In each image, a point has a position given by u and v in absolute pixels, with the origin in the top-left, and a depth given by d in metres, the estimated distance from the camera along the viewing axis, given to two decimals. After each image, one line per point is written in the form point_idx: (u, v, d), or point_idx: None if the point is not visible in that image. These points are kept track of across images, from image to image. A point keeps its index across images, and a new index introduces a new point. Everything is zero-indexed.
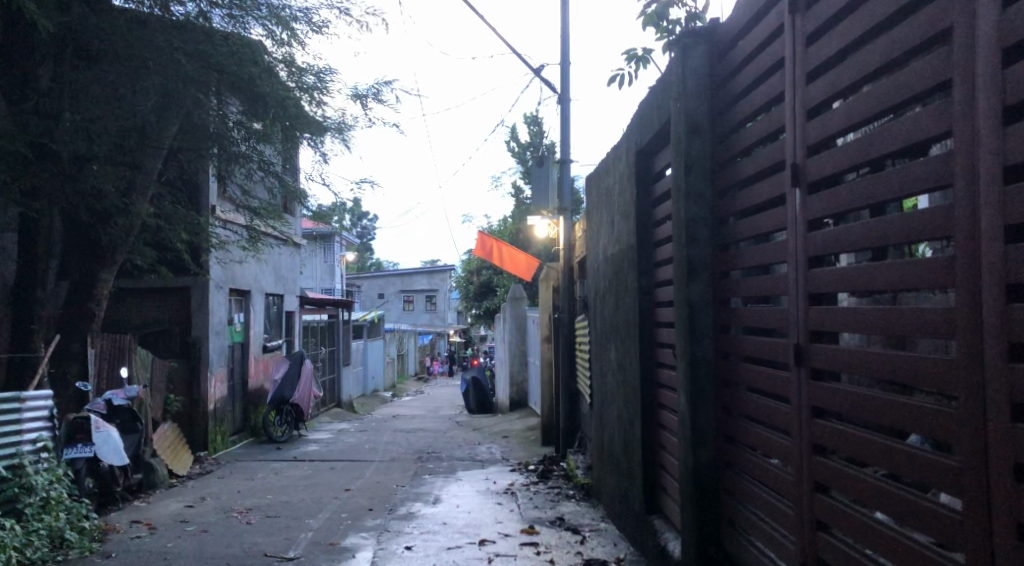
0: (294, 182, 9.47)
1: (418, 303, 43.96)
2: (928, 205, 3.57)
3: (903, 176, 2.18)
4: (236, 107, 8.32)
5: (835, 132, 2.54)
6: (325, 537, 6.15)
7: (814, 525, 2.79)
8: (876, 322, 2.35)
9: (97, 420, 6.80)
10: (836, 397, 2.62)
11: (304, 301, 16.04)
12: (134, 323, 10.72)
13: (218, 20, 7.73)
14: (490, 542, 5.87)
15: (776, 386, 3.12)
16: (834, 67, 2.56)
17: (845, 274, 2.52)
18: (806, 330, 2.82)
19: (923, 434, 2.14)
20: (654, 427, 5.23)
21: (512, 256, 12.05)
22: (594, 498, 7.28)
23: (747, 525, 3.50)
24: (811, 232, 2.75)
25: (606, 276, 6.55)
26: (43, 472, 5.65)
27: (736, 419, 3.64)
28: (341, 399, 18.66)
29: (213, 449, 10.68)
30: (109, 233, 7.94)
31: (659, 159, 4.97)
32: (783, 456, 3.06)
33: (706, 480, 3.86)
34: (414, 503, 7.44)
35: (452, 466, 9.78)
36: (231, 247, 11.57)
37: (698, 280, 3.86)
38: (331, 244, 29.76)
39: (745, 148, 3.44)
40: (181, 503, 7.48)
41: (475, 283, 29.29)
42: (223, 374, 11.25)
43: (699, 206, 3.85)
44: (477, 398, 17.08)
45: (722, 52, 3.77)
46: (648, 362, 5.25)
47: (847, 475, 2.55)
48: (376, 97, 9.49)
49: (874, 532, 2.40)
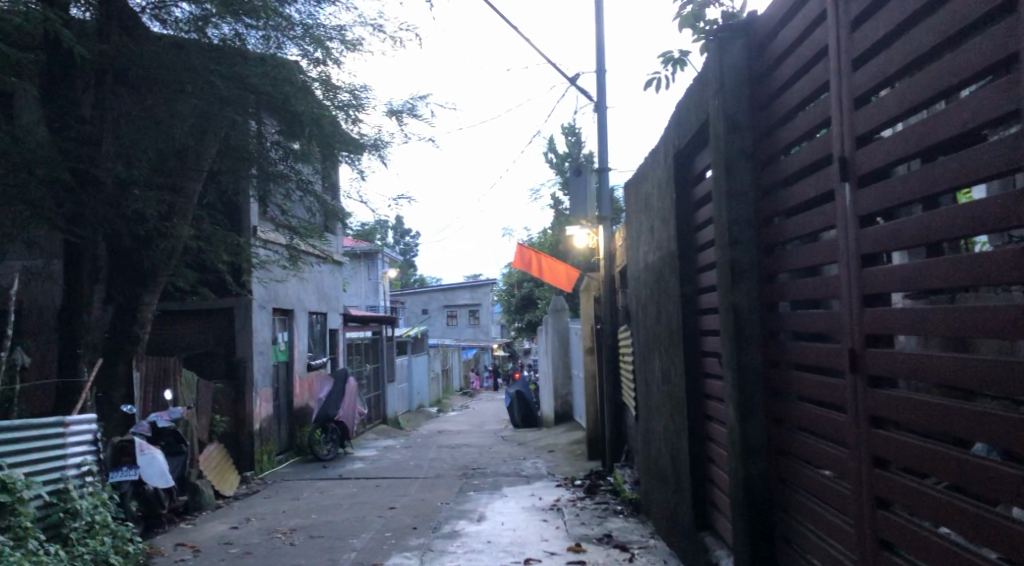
0: (332, 201, 9.50)
1: (461, 318, 44.05)
2: (983, 194, 3.31)
3: (962, 163, 2.00)
4: (274, 127, 8.39)
5: (887, 119, 2.36)
6: (367, 558, 6.07)
7: (877, 543, 2.58)
8: (937, 322, 2.15)
9: (142, 443, 6.87)
10: (894, 404, 2.42)
11: (347, 318, 16.11)
12: (180, 344, 10.83)
13: (255, 42, 7.88)
14: (536, 561, 5.72)
15: (831, 394, 2.92)
16: (883, 50, 2.39)
17: (901, 272, 2.33)
18: (860, 334, 2.62)
19: (991, 444, 1.95)
20: (701, 439, 5.04)
21: (552, 268, 11.90)
22: (642, 514, 7.08)
23: (803, 543, 3.30)
24: (862, 229, 2.56)
25: (647, 285, 6.39)
26: (88, 496, 5.66)
27: (788, 430, 3.44)
28: (386, 415, 18.67)
29: (260, 469, 10.73)
30: (151, 256, 8.05)
31: (699, 160, 4.80)
32: (840, 469, 2.87)
33: (758, 494, 3.67)
34: (459, 521, 7.33)
35: (497, 483, 9.63)
36: (272, 266, 11.65)
37: (743, 285, 3.68)
38: (374, 261, 29.99)
39: (789, 144, 3.26)
40: (226, 525, 7.50)
41: (516, 297, 29.23)
42: (268, 393, 11.31)
43: (742, 207, 3.68)
44: (522, 413, 16.90)
45: (761, 46, 3.60)
46: (694, 372, 5.05)
47: (909, 489, 2.36)
48: (411, 112, 9.49)
49: (941, 551, 2.20)
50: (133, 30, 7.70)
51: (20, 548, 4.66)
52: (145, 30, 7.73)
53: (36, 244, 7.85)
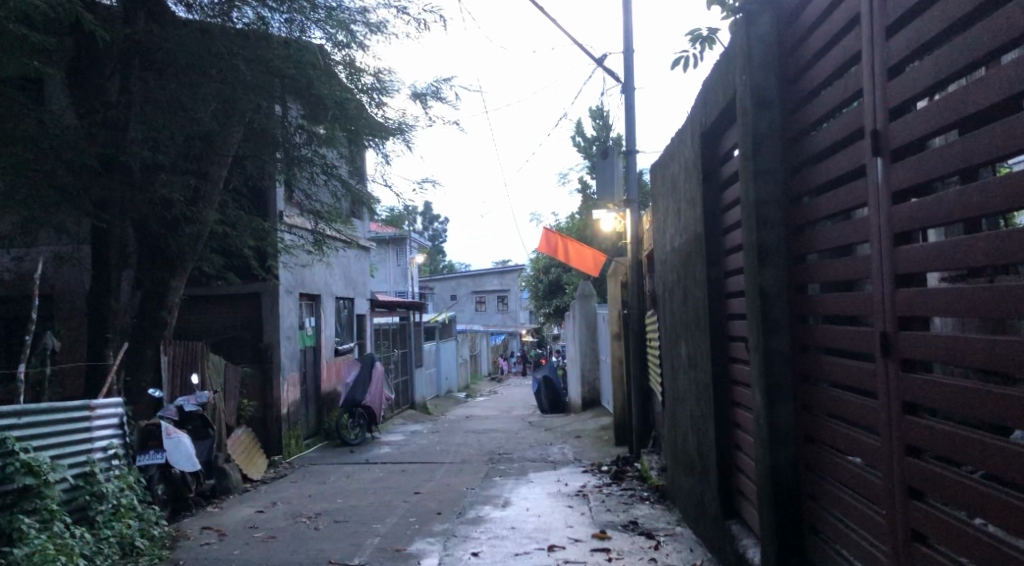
0: (357, 186, 9.45)
1: (490, 304, 44.05)
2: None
3: (1003, 136, 1.87)
4: (297, 109, 8.42)
5: (923, 88, 2.22)
6: (391, 543, 6.04)
7: (909, 534, 2.46)
8: (975, 304, 2.03)
9: (168, 427, 6.95)
10: (928, 389, 2.29)
11: (374, 304, 16.16)
12: (208, 329, 10.91)
13: (279, 25, 7.79)
14: (559, 547, 5.65)
15: (862, 380, 2.80)
16: (917, 16, 2.26)
17: (936, 250, 2.20)
18: (892, 317, 2.49)
19: None
20: (728, 425, 4.92)
21: (579, 253, 11.74)
22: (669, 501, 6.97)
23: (832, 533, 3.18)
24: (896, 206, 2.42)
25: (673, 268, 6.27)
26: (115, 479, 5.77)
27: (817, 416, 3.31)
28: (415, 400, 18.70)
29: (288, 453, 10.79)
30: (177, 241, 8.09)
31: (727, 139, 4.65)
32: (872, 457, 2.74)
33: (785, 482, 3.57)
34: (483, 506, 7.29)
35: (523, 468, 9.58)
36: (298, 251, 11.68)
37: (770, 266, 3.55)
38: (403, 247, 30.09)
39: (819, 119, 3.12)
40: (252, 508, 7.57)
41: (544, 282, 29.12)
42: (295, 378, 11.37)
43: (770, 186, 3.54)
44: (550, 399, 16.82)
45: (790, 18, 3.44)
46: (721, 357, 4.93)
47: (944, 478, 2.23)
48: (436, 95, 9.41)
49: (981, 545, 2.07)
50: (158, 16, 7.77)
51: (45, 531, 4.75)
52: (170, 15, 7.78)
53: (65, 230, 7.94)
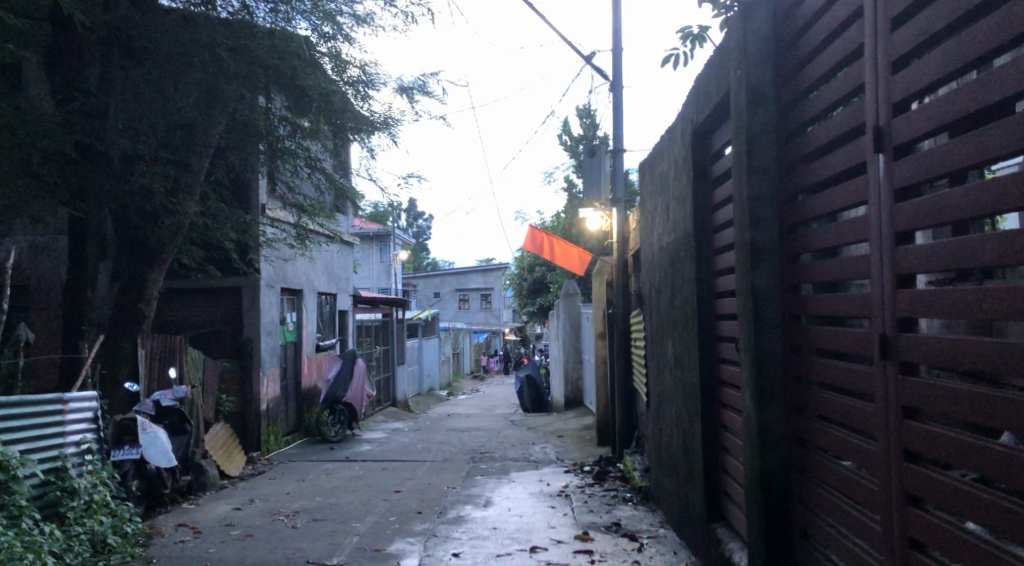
0: (340, 180, 9.33)
1: (473, 302, 43.93)
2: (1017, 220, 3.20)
3: (1004, 132, 1.80)
4: (282, 102, 8.29)
5: (927, 85, 2.15)
6: (370, 542, 5.94)
7: (906, 542, 2.39)
8: (965, 305, 1.98)
9: (144, 422, 6.80)
10: (922, 391, 2.23)
11: (356, 300, 16.02)
12: (187, 323, 10.76)
13: (263, 15, 7.64)
14: (542, 549, 5.56)
15: (858, 382, 2.72)
16: (925, 7, 2.18)
17: (931, 250, 2.14)
18: (892, 318, 2.39)
19: (1017, 434, 1.79)
20: (715, 426, 4.86)
21: (564, 251, 11.67)
22: (652, 502, 6.91)
23: (823, 538, 3.12)
24: (898, 204, 2.34)
25: (660, 267, 6.23)
26: (87, 475, 5.60)
27: (809, 418, 3.25)
28: (396, 398, 18.58)
29: (266, 450, 10.65)
30: (157, 233, 7.94)
31: (720, 136, 4.58)
32: (866, 462, 2.68)
33: (775, 485, 3.51)
34: (465, 506, 7.22)
35: (505, 467, 9.50)
36: (279, 245, 11.54)
37: (763, 266, 3.48)
38: (387, 245, 29.94)
39: (817, 115, 3.04)
40: (229, 505, 7.44)
41: (528, 281, 29.04)
42: (275, 374, 11.21)
43: (764, 183, 3.48)
44: (533, 398, 16.74)
45: (788, 11, 3.37)
46: (710, 358, 4.87)
47: (939, 484, 2.17)
48: (422, 89, 9.30)
49: (976, 551, 2.01)
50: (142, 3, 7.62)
51: (13, 527, 4.62)
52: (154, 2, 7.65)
53: (40, 219, 7.77)
